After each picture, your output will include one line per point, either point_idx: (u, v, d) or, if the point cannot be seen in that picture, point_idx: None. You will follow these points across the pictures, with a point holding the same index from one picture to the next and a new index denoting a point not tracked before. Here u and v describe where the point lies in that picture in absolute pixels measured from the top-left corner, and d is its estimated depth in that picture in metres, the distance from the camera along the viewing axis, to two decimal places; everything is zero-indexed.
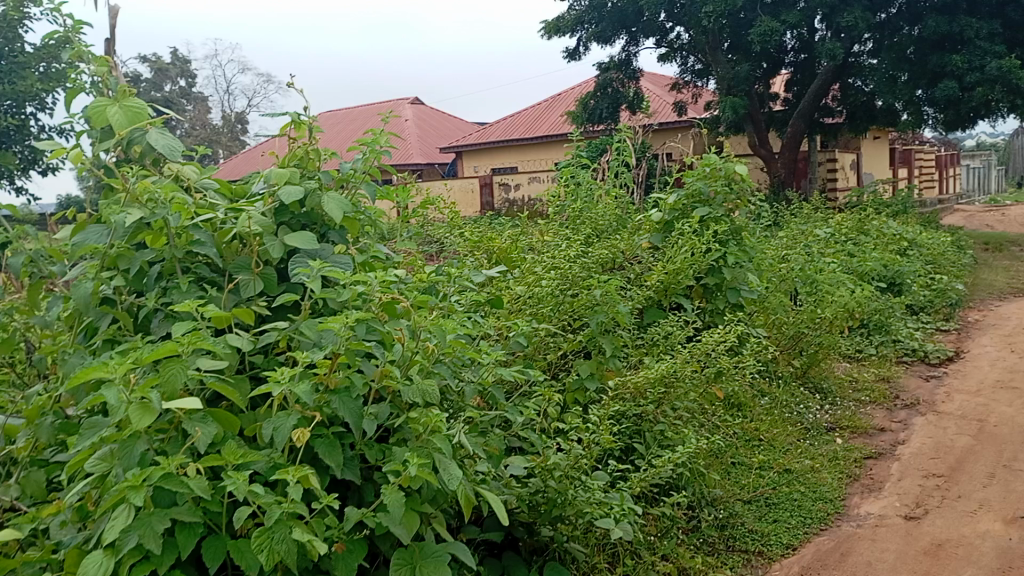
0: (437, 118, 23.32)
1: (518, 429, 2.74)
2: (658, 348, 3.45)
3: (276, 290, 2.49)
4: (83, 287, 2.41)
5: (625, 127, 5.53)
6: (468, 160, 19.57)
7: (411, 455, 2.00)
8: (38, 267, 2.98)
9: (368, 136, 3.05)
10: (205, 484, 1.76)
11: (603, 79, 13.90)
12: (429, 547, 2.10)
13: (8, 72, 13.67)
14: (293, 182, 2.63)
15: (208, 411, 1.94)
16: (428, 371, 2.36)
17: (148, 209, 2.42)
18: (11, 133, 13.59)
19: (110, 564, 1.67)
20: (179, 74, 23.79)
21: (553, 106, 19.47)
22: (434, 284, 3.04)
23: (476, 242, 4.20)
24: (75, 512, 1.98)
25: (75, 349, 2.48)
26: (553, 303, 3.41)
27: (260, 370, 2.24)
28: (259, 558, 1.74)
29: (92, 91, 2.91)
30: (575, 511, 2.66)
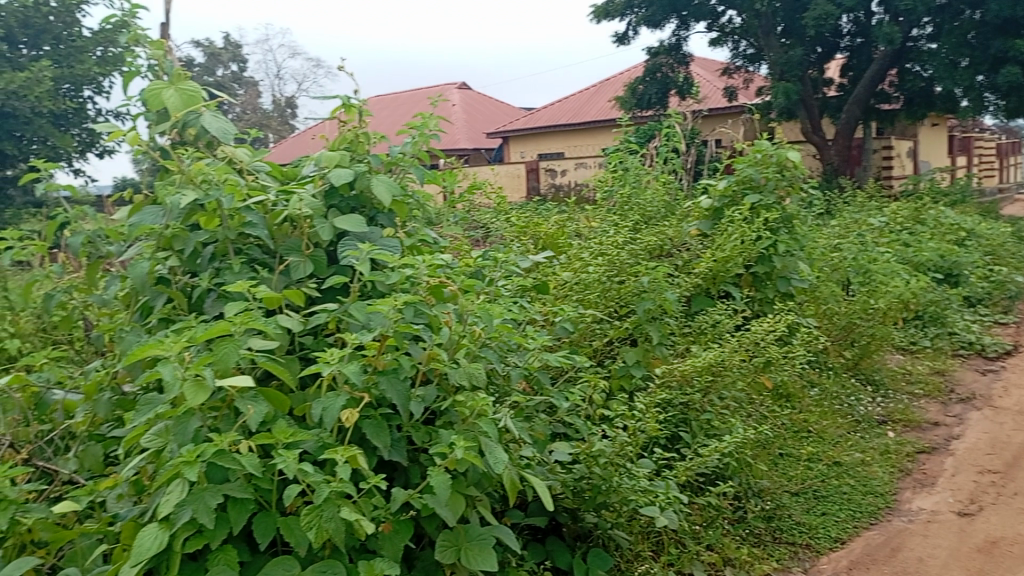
0: (484, 103, 23.30)
1: (563, 415, 2.74)
2: (706, 336, 3.40)
3: (325, 272, 2.52)
4: (140, 267, 2.46)
5: (675, 113, 5.45)
6: (514, 145, 19.54)
7: (458, 437, 2.01)
8: (96, 247, 3.05)
9: (417, 120, 3.05)
10: (256, 462, 1.79)
11: (652, 64, 13.77)
12: (475, 530, 2.12)
13: (66, 56, 14.05)
14: (343, 165, 2.65)
15: (259, 390, 1.97)
16: (475, 355, 2.37)
17: (202, 190, 2.45)
18: (69, 116, 13.94)
19: (164, 537, 1.71)
20: (231, 59, 24.14)
21: (601, 91, 19.31)
22: (481, 268, 3.05)
23: (522, 227, 4.20)
24: (132, 486, 2.04)
25: (131, 328, 2.54)
26: (600, 289, 3.39)
27: (309, 351, 2.27)
28: (308, 535, 1.77)
29: (148, 74, 2.97)
30: (619, 498, 2.66)
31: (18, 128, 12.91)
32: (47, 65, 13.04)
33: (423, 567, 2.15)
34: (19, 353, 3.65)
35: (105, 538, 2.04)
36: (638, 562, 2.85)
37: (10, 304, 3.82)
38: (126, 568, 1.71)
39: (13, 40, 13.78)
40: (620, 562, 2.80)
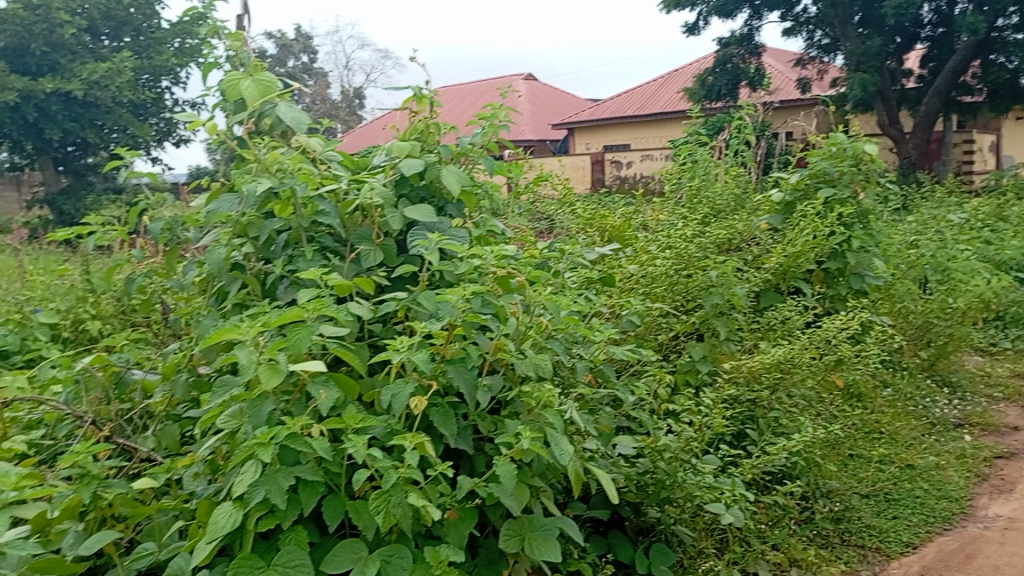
0: (551, 94, 23.25)
1: (629, 409, 2.72)
2: (775, 333, 3.33)
3: (395, 261, 2.55)
4: (217, 253, 2.53)
5: (746, 105, 5.35)
6: (579, 137, 19.44)
7: (524, 428, 2.01)
8: (175, 233, 3.14)
9: (488, 111, 3.03)
10: (327, 446, 1.82)
11: (722, 55, 13.57)
12: (539, 520, 2.12)
13: (146, 48, 14.50)
14: (414, 156, 2.68)
15: (330, 375, 2.01)
16: (541, 347, 2.37)
17: (277, 179, 2.51)
18: (148, 107, 14.41)
19: (238, 516, 1.75)
20: (302, 50, 24.58)
21: (668, 82, 19.07)
22: (547, 260, 3.04)
23: (589, 219, 4.18)
24: (208, 465, 2.10)
25: (208, 312, 2.62)
26: (667, 283, 3.35)
27: (378, 339, 2.30)
28: (376, 519, 1.79)
29: (226, 66, 3.05)
30: (684, 494, 2.63)
31: (101, 118, 13.39)
32: (129, 56, 13.47)
33: (487, 555, 2.16)
34: (100, 334, 3.79)
35: (181, 514, 2.11)
36: (701, 560, 2.79)
37: (92, 286, 3.97)
38: (202, 544, 1.76)
39: (97, 32, 14.27)
40: (683, 559, 2.75)
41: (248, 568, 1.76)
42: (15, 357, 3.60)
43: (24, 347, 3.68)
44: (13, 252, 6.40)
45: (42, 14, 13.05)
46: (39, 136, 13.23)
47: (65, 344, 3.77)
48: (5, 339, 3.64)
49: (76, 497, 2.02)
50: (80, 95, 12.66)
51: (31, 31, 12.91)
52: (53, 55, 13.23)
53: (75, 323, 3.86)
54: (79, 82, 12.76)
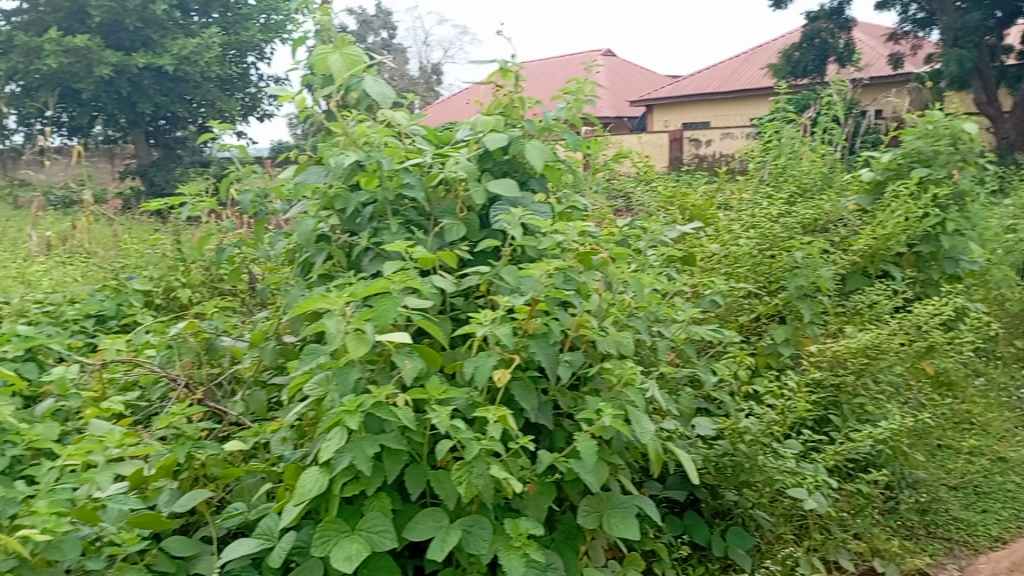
0: (630, 70, 22.93)
1: (709, 390, 2.68)
2: (863, 318, 3.19)
3: (477, 236, 2.56)
4: (305, 225, 2.60)
5: (837, 81, 5.17)
6: (658, 114, 19.14)
7: (606, 405, 2.00)
8: (263, 204, 3.22)
9: (572, 85, 3.00)
10: (411, 416, 1.85)
11: (810, 30, 13.16)
12: (617, 498, 2.12)
13: (234, 23, 14.82)
14: (498, 130, 2.67)
15: (414, 346, 2.04)
16: (623, 324, 2.35)
17: (364, 152, 2.53)
18: (234, 82, 14.77)
19: (325, 481, 1.80)
20: (382, 26, 24.77)
21: (752, 58, 18.57)
22: (627, 237, 3.00)
23: (669, 197, 4.12)
24: (295, 431, 2.17)
25: (295, 282, 2.69)
26: (750, 263, 3.28)
27: (460, 312, 2.32)
28: (458, 489, 1.82)
29: (314, 40, 3.10)
30: (765, 478, 2.57)
31: (190, 92, 13.79)
32: (217, 32, 13.79)
33: (565, 530, 2.15)
34: (189, 302, 3.94)
35: (269, 476, 2.18)
36: (779, 545, 2.72)
37: (182, 255, 4.11)
38: (290, 506, 1.82)
39: (186, 8, 14.66)
40: (760, 543, 2.71)
41: (333, 531, 1.81)
42: (112, 321, 3.77)
43: (119, 312, 3.84)
44: (107, 222, 6.66)
45: None
46: (132, 110, 13.73)
47: (157, 311, 3.92)
48: (101, 304, 3.81)
49: (172, 457, 2.09)
50: (171, 69, 13.03)
51: (125, 7, 13.32)
52: (145, 31, 13.66)
53: (166, 290, 4.01)
54: (170, 57, 13.14)
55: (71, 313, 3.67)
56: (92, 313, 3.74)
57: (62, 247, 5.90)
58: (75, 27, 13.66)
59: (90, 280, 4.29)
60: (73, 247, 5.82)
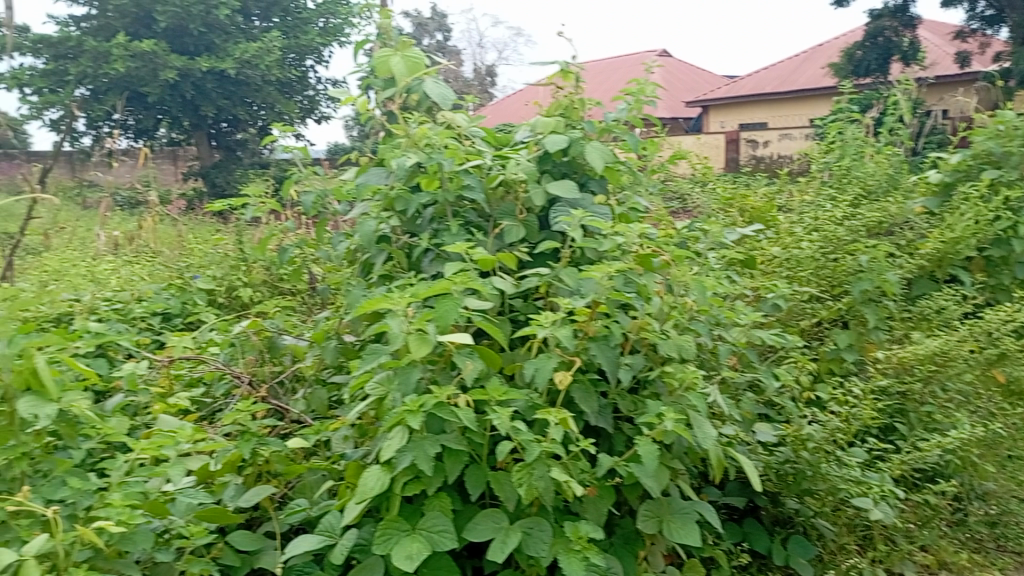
0: (686, 71, 22.69)
1: (771, 395, 2.64)
2: (931, 324, 3.09)
3: (537, 237, 2.56)
4: (367, 226, 2.63)
5: (903, 79, 5.04)
6: (714, 115, 18.90)
7: (667, 409, 1.98)
8: (325, 206, 3.27)
9: (633, 86, 2.97)
10: (473, 416, 1.86)
11: (873, 28, 12.86)
12: (678, 503, 2.09)
13: (293, 27, 15.05)
14: (559, 132, 2.68)
15: (474, 347, 2.04)
16: (683, 327, 2.33)
17: (425, 153, 2.53)
18: (293, 85, 15.02)
19: (387, 479, 1.82)
20: (437, 28, 24.94)
21: (811, 58, 18.22)
22: (687, 239, 2.97)
23: (728, 199, 4.00)
24: (357, 430, 2.20)
25: (357, 282, 2.72)
26: (813, 266, 3.21)
27: (519, 314, 2.32)
28: (519, 491, 1.82)
29: (376, 43, 3.13)
30: (828, 487, 2.50)
31: (250, 95, 14.08)
32: (278, 36, 14.05)
33: (624, 534, 2.15)
34: (251, 301, 4.02)
35: (330, 474, 2.21)
36: (843, 556, 2.63)
37: (244, 255, 4.19)
38: (353, 504, 1.84)
39: (248, 13, 14.94)
40: (822, 553, 2.64)
41: (394, 530, 1.83)
42: (177, 319, 3.86)
43: (184, 310, 3.94)
44: (172, 223, 6.83)
45: None
46: (195, 113, 14.06)
47: (220, 309, 4.00)
48: (167, 302, 3.91)
49: (237, 453, 2.12)
50: (233, 73, 13.31)
51: (189, 12, 13.65)
52: (209, 35, 13.97)
53: (229, 289, 4.10)
54: (232, 61, 13.43)
55: (138, 311, 3.77)
56: (158, 311, 3.84)
57: (129, 247, 6.07)
58: (142, 32, 14.05)
59: (156, 279, 4.40)
60: (139, 247, 5.98)
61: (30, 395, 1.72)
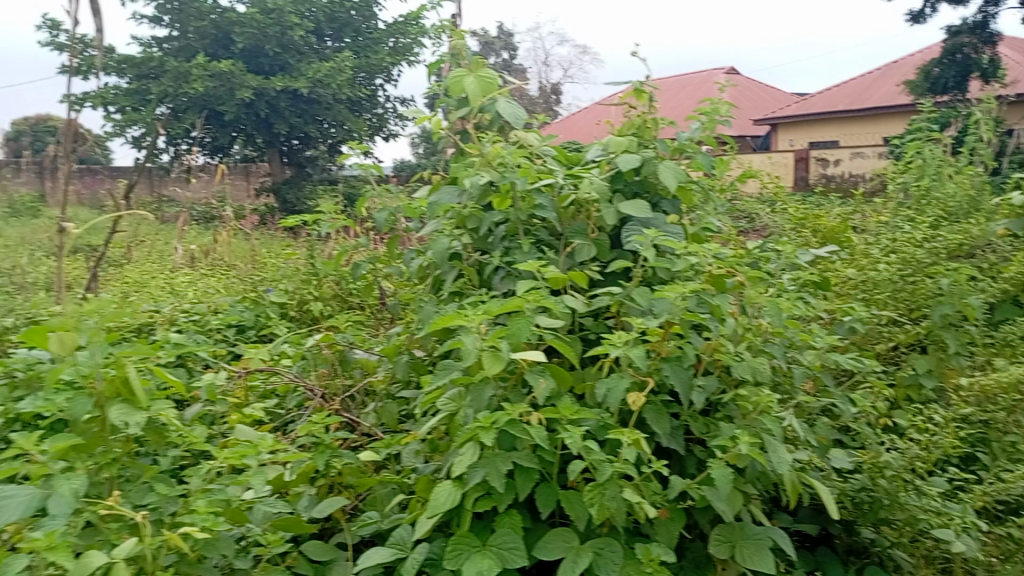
0: (755, 89, 22.40)
1: (847, 421, 2.58)
2: (1015, 350, 2.97)
3: (608, 256, 2.56)
4: (440, 243, 2.68)
5: (986, 98, 4.88)
6: (783, 133, 18.61)
7: (741, 433, 1.96)
8: (397, 222, 3.32)
9: (707, 105, 2.95)
10: (545, 434, 1.86)
11: (952, 45, 12.48)
12: (751, 529, 2.04)
13: (365, 47, 15.33)
14: (631, 151, 2.68)
15: (546, 365, 2.05)
16: (758, 350, 2.30)
17: (498, 172, 2.57)
18: (363, 103, 15.31)
19: (458, 494, 1.83)
20: (504, 47, 25.19)
21: (885, 75, 17.82)
22: (759, 260, 2.92)
23: (801, 219, 3.90)
24: (428, 445, 2.23)
25: (428, 298, 2.76)
26: (890, 289, 3.14)
27: (590, 333, 2.32)
28: (590, 511, 1.82)
29: (451, 64, 3.19)
30: (906, 517, 2.40)
31: (322, 114, 14.41)
32: (349, 56, 14.37)
33: (694, 558, 2.13)
34: (321, 314, 4.10)
35: (400, 488, 2.23)
36: None
37: (315, 270, 4.28)
38: (425, 518, 1.86)
39: (321, 34, 15.28)
40: None
41: (465, 546, 1.84)
42: (250, 331, 3.96)
43: (257, 323, 4.04)
44: (246, 237, 7.03)
45: (275, 17, 14.16)
46: (268, 130, 14.45)
47: (292, 322, 4.10)
48: (241, 315, 4.03)
49: (311, 464, 2.16)
50: (305, 92, 13.65)
51: (266, 33, 14.07)
52: (283, 56, 14.35)
53: (300, 303, 4.19)
54: (305, 80, 13.76)
55: (214, 322, 3.89)
56: (233, 323, 3.95)
57: (204, 260, 6.25)
58: (220, 53, 14.53)
59: (230, 291, 4.53)
60: (214, 260, 6.16)
61: (122, 403, 1.80)
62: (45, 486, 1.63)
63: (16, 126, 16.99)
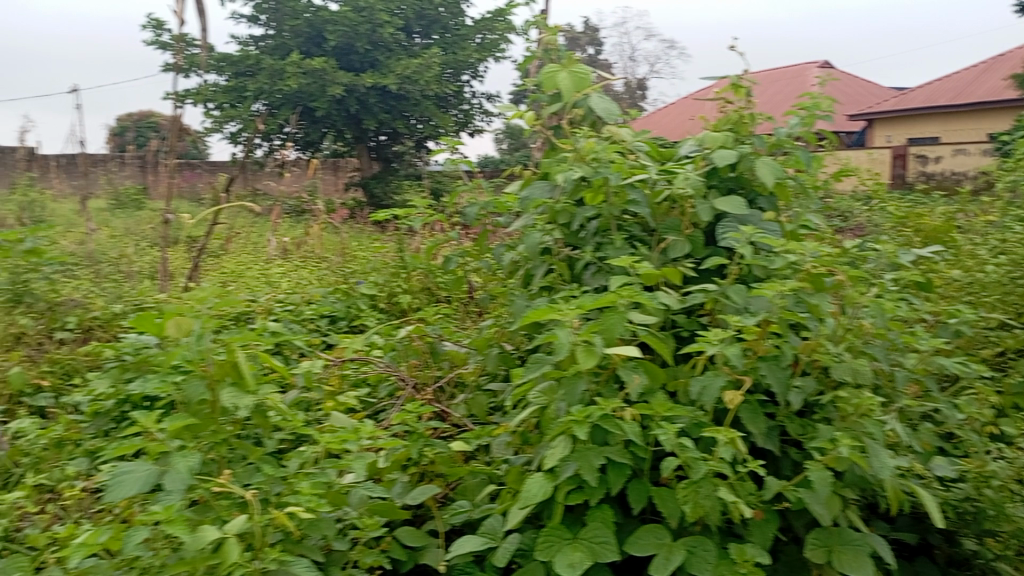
0: (850, 83, 21.67)
1: (951, 427, 2.49)
2: None
3: (702, 252, 2.53)
4: (532, 237, 2.70)
5: None
6: (879, 129, 17.96)
7: (842, 435, 1.92)
8: (488, 217, 3.36)
9: (807, 100, 2.88)
10: (638, 431, 1.86)
11: None
12: (850, 534, 1.99)
13: (452, 44, 15.45)
14: (727, 147, 2.64)
15: (639, 361, 2.04)
16: (858, 351, 2.24)
17: (592, 168, 2.56)
18: (449, 99, 15.48)
19: (550, 487, 1.84)
20: (589, 42, 25.07)
21: (991, 69, 16.99)
22: (859, 259, 2.84)
23: (902, 218, 3.77)
24: (518, 437, 2.25)
25: (519, 293, 2.78)
26: (1000, 292, 3.05)
27: (683, 330, 2.30)
28: (683, 508, 1.81)
29: (544, 60, 3.21)
30: (1013, 530, 2.30)
31: (409, 110, 14.62)
32: (437, 52, 14.54)
33: (789, 561, 2.10)
34: (410, 307, 4.17)
35: (491, 478, 2.26)
36: None
37: (405, 263, 4.37)
38: (516, 509, 1.88)
39: (410, 31, 15.47)
40: None
41: (556, 538, 1.86)
42: (342, 322, 4.06)
43: (348, 314, 4.13)
44: (336, 231, 7.21)
45: (366, 15, 14.41)
46: (358, 126, 14.76)
47: (382, 314, 4.19)
48: (333, 306, 4.13)
49: (404, 451, 2.21)
50: (394, 88, 13.87)
51: (357, 31, 14.34)
52: (374, 53, 14.60)
53: (389, 296, 4.28)
54: (394, 77, 13.97)
55: (308, 312, 4.01)
56: (326, 314, 4.05)
57: (297, 252, 6.44)
58: (313, 51, 14.71)
59: (323, 283, 4.65)
60: (306, 253, 6.33)
61: (231, 387, 1.89)
62: (162, 463, 1.73)
63: (121, 122, 17.80)
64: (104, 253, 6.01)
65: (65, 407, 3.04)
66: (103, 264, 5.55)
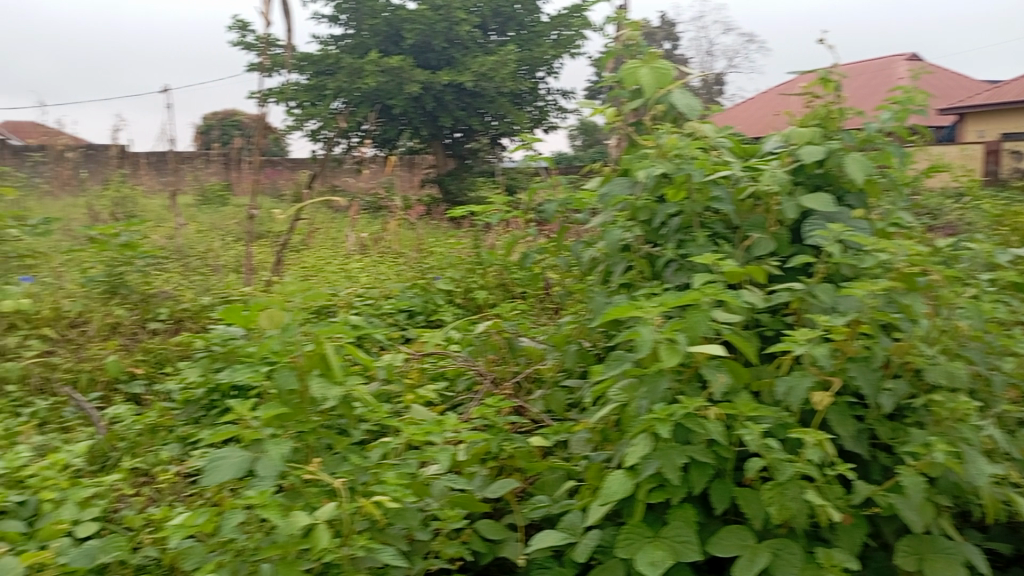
0: (939, 76, 20.87)
1: None
2: None
3: (788, 250, 2.49)
4: (613, 234, 2.70)
5: None
6: (970, 124, 17.25)
7: (936, 439, 1.86)
8: (566, 214, 3.36)
9: (898, 94, 2.82)
10: (723, 430, 1.84)
11: None
12: (943, 542, 1.93)
13: (528, 41, 15.44)
14: (815, 142, 2.60)
15: (722, 360, 2.02)
16: (953, 353, 2.17)
17: (674, 164, 2.53)
18: (524, 96, 15.52)
19: (631, 484, 1.83)
20: (665, 37, 24.75)
21: None
22: (953, 258, 2.74)
23: (998, 216, 3.63)
24: (598, 434, 2.25)
25: (598, 289, 2.78)
26: None
27: (767, 329, 2.26)
28: (768, 510, 1.79)
29: (626, 55, 3.18)
30: None
31: (485, 107, 14.69)
32: (513, 49, 14.57)
33: (877, 567, 2.04)
34: (486, 303, 4.20)
35: (570, 474, 2.27)
36: None
37: (481, 259, 4.40)
38: (597, 505, 1.88)
39: (487, 29, 15.54)
40: None
41: (637, 536, 1.85)
42: (420, 317, 4.10)
43: (426, 309, 4.17)
44: (413, 227, 7.30)
45: (443, 13, 14.53)
46: (434, 124, 14.92)
47: (459, 309, 4.23)
48: (412, 300, 4.19)
49: (484, 445, 2.24)
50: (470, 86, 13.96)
51: (434, 29, 14.47)
52: (450, 51, 14.72)
53: (466, 291, 4.32)
54: (470, 74, 14.06)
55: (387, 307, 4.07)
56: (404, 309, 4.11)
57: (375, 247, 6.54)
58: (391, 49, 14.90)
59: (401, 278, 4.72)
60: (384, 249, 6.44)
61: (319, 378, 1.93)
62: (254, 450, 1.79)
63: (206, 121, 18.38)
64: (192, 248, 6.21)
65: (158, 395, 3.17)
66: (191, 258, 5.74)
